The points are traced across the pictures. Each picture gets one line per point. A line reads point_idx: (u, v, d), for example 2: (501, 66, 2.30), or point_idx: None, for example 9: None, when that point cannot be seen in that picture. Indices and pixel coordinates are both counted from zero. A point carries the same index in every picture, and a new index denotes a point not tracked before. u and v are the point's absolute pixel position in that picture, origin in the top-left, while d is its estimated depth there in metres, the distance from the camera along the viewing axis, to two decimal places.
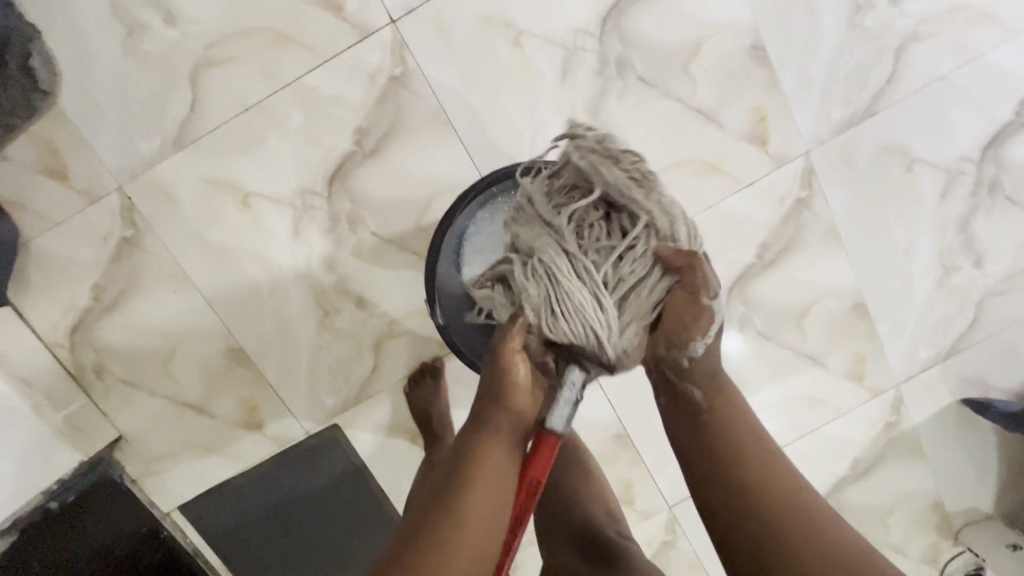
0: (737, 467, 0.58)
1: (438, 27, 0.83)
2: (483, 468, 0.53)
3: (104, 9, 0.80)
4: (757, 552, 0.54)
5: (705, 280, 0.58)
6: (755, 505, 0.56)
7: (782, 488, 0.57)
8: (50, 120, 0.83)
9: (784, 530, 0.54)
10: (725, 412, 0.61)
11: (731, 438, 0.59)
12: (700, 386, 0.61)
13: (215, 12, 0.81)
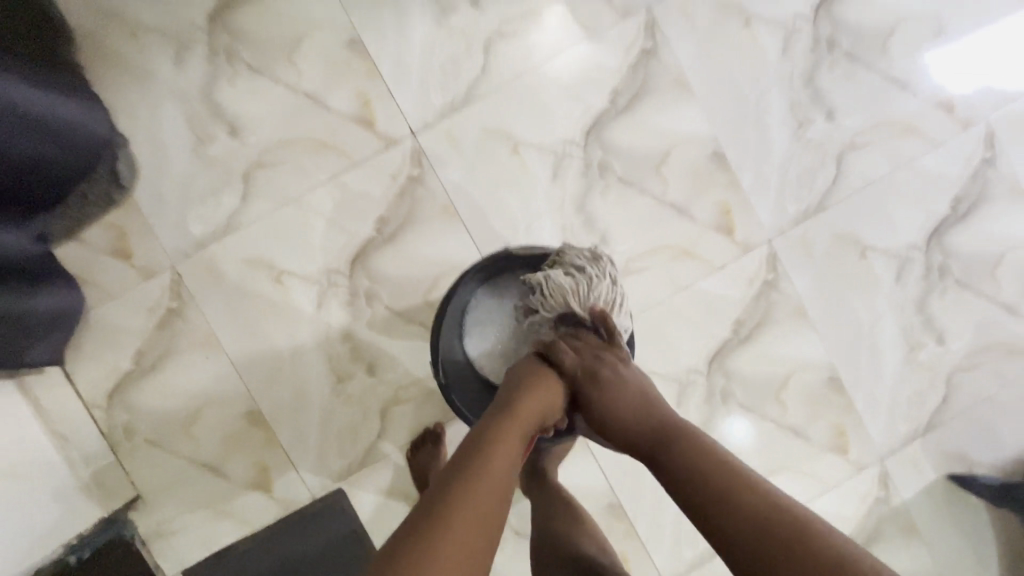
0: (713, 489, 0.61)
1: (450, 138, 1.01)
2: (484, 460, 0.61)
3: (178, 122, 0.98)
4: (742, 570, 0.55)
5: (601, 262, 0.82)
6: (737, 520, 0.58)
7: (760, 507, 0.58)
8: (122, 210, 0.98)
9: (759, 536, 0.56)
10: (694, 445, 0.65)
11: (704, 453, 0.64)
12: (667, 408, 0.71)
13: (268, 126, 0.99)
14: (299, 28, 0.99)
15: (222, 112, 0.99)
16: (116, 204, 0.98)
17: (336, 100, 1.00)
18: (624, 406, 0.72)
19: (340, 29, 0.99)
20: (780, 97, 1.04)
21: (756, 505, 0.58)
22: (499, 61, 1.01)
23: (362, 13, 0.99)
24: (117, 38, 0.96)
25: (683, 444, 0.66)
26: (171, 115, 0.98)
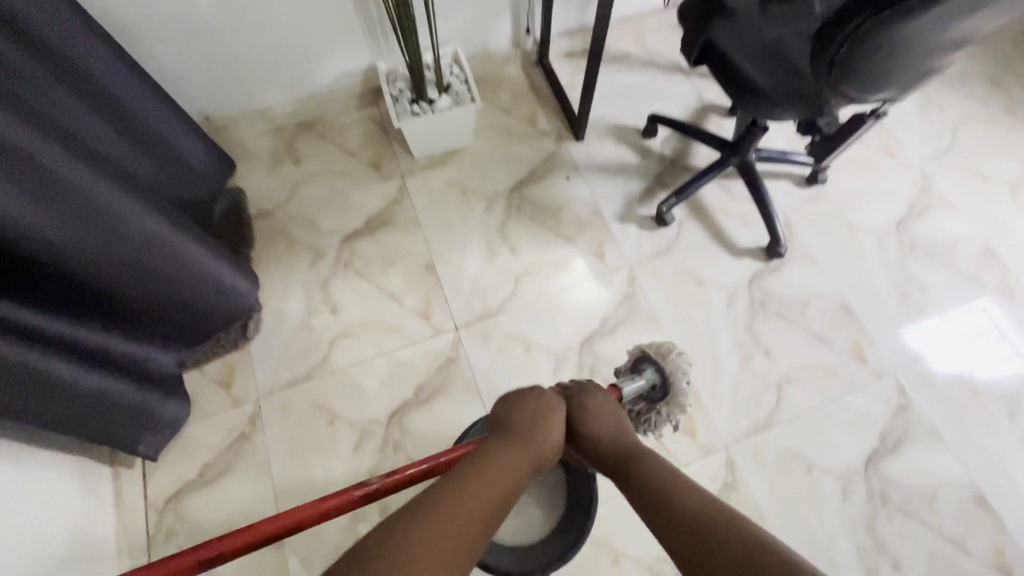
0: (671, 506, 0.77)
1: (482, 335, 1.39)
2: (482, 467, 0.78)
3: (297, 300, 1.41)
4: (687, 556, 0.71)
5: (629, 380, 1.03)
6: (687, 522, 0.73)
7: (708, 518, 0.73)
8: (237, 353, 1.34)
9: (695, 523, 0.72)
10: (655, 467, 0.83)
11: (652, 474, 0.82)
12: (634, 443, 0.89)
13: (357, 310, 1.41)
14: (395, 253, 1.48)
15: (329, 297, 1.42)
16: (235, 348, 1.35)
17: (408, 299, 1.42)
18: (601, 439, 0.90)
19: (422, 256, 1.48)
20: (728, 336, 1.40)
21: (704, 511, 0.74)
22: (525, 288, 1.44)
23: (438, 248, 1.49)
24: (278, 245, 1.47)
25: (653, 468, 0.83)
26: (294, 295, 1.42)
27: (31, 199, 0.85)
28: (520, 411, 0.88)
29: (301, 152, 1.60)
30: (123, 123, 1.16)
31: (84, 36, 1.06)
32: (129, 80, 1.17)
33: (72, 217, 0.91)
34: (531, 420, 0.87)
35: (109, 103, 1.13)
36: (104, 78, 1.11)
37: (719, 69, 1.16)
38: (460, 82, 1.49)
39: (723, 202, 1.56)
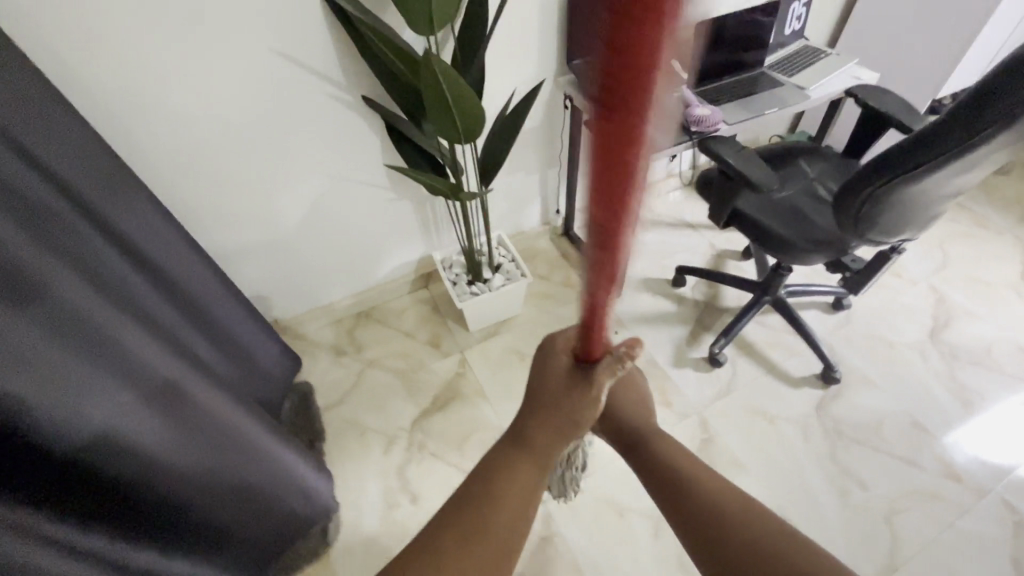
0: (716, 543, 0.60)
1: (571, 504, 1.33)
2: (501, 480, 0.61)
3: (375, 493, 1.37)
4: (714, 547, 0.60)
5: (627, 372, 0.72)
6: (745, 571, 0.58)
7: (769, 550, 0.58)
8: (318, 563, 1.26)
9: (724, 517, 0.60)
10: (665, 456, 0.67)
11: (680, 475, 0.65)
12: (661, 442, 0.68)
13: (437, 494, 1.36)
14: (467, 428, 1.48)
15: (407, 485, 1.38)
16: (315, 558, 1.26)
17: None
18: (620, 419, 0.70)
19: (494, 427, 1.48)
20: (816, 471, 1.38)
21: (760, 543, 0.58)
22: (602, 446, 1.43)
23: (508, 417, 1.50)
24: (350, 436, 1.47)
25: (664, 449, 0.67)
26: (371, 488, 1.38)
27: (152, 420, 0.86)
28: (552, 382, 0.61)
29: (362, 340, 1.70)
30: (228, 337, 1.26)
31: (207, 271, 1.20)
32: (237, 300, 1.29)
33: (183, 433, 0.91)
34: (572, 383, 0.59)
35: (221, 320, 1.23)
36: (218, 300, 1.22)
37: (749, 227, 1.32)
38: (508, 261, 1.66)
39: (765, 337, 1.66)
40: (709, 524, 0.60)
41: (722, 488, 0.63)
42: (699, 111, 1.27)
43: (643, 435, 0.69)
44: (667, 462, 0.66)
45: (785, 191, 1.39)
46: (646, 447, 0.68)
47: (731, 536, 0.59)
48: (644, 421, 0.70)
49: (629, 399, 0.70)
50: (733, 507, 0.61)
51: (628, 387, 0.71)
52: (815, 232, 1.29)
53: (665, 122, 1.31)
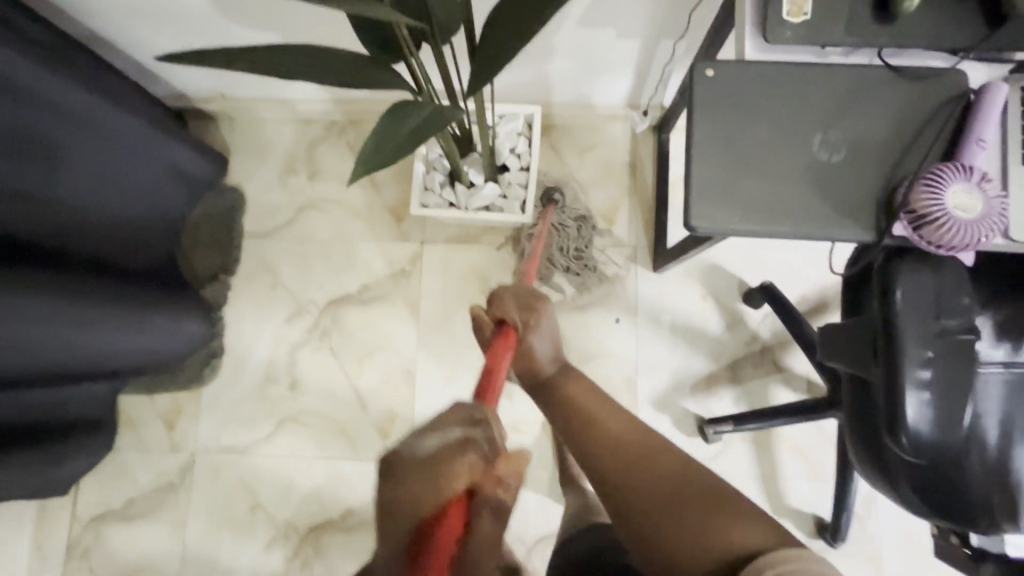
0: (643, 496, 0.62)
1: None
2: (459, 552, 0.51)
3: (261, 359, 1.26)
4: (656, 527, 0.60)
5: (539, 299, 0.75)
6: (662, 544, 0.59)
7: (668, 483, 0.62)
8: (188, 395, 1.26)
9: (670, 497, 0.61)
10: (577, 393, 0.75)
11: (607, 441, 0.68)
12: (568, 386, 0.76)
13: (318, 394, 1.24)
14: (379, 342, 1.25)
15: (292, 368, 1.25)
16: (187, 387, 1.26)
17: (373, 404, 1.23)
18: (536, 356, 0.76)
19: (408, 358, 1.24)
20: None
21: (675, 488, 0.62)
22: None
23: (425, 354, 1.24)
24: (261, 283, 1.28)
25: (579, 393, 0.75)
26: (259, 351, 1.26)
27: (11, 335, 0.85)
28: (417, 486, 0.49)
29: (320, 162, 1.31)
30: (108, 189, 1.04)
31: (30, 74, 0.84)
32: (93, 110, 0.95)
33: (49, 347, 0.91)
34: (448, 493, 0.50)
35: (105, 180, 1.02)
36: (64, 125, 0.92)
37: (853, 406, 0.69)
38: (517, 168, 1.09)
39: (800, 439, 1.15)
40: (618, 462, 0.66)
41: (638, 435, 0.67)
42: (951, 193, 0.51)
43: (555, 375, 0.78)
44: (586, 401, 0.73)
45: (986, 368, 0.69)
46: (559, 385, 0.77)
47: (637, 489, 0.63)
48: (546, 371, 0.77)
49: (528, 346, 0.75)
50: (639, 437, 0.67)
51: (552, 329, 0.76)
52: (947, 485, 0.66)
53: (869, 159, 0.56)
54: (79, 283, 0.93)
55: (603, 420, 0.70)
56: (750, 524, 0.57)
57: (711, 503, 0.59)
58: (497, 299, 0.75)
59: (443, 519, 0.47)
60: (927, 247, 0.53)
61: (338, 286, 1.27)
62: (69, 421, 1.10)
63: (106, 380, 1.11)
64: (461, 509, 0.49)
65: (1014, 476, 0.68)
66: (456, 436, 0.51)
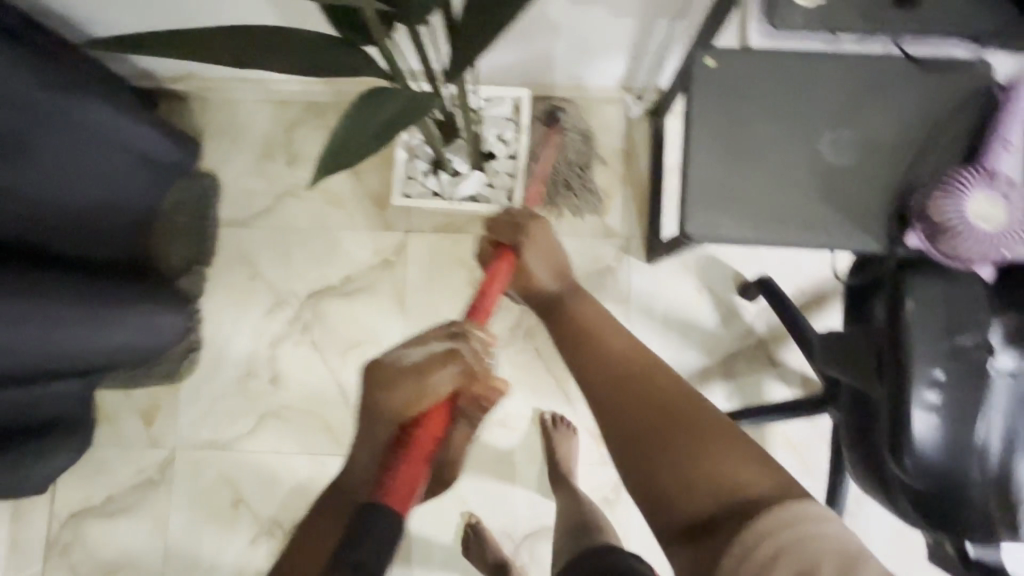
0: (639, 410, 0.57)
1: None
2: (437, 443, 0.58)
3: (241, 353, 1.22)
4: (650, 450, 0.55)
5: (530, 213, 0.78)
6: (653, 464, 0.54)
7: (669, 400, 0.57)
8: (166, 390, 1.22)
9: (672, 417, 0.56)
10: (580, 309, 0.70)
11: (613, 354, 0.62)
12: (574, 301, 0.72)
13: (301, 389, 1.20)
14: (363, 335, 1.21)
15: (273, 361, 1.21)
16: (165, 381, 1.22)
17: (357, 398, 1.20)
18: (535, 268, 0.75)
19: (393, 351, 1.20)
20: None
21: (665, 406, 0.57)
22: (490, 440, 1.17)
23: None
24: (239, 273, 1.23)
25: (579, 307, 0.71)
26: (239, 345, 1.22)
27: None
28: (404, 395, 0.56)
29: (298, 146, 1.25)
30: (75, 182, 0.97)
31: None
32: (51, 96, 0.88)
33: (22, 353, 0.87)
34: (416, 381, 0.56)
35: (73, 173, 0.97)
36: (26, 110, 0.86)
37: (853, 416, 0.66)
38: (504, 156, 1.03)
39: (793, 435, 1.12)
40: (615, 376, 0.60)
41: (641, 350, 0.63)
42: (973, 200, 0.48)
43: (554, 297, 0.74)
44: (587, 321, 0.68)
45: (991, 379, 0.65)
46: (566, 305, 0.71)
47: (638, 402, 0.58)
48: (548, 287, 0.75)
49: (526, 259, 0.75)
50: (645, 353, 0.62)
51: (549, 243, 0.76)
52: (949, 501, 0.64)
53: (880, 160, 0.53)
54: (47, 280, 0.88)
55: (604, 335, 0.65)
56: (751, 466, 0.53)
57: (713, 434, 0.54)
58: (493, 225, 0.79)
59: (427, 420, 0.57)
60: (946, 259, 0.49)
61: (320, 277, 1.22)
62: (42, 419, 1.06)
63: (77, 378, 1.05)
64: (444, 412, 0.58)
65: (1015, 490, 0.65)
66: (441, 348, 0.58)
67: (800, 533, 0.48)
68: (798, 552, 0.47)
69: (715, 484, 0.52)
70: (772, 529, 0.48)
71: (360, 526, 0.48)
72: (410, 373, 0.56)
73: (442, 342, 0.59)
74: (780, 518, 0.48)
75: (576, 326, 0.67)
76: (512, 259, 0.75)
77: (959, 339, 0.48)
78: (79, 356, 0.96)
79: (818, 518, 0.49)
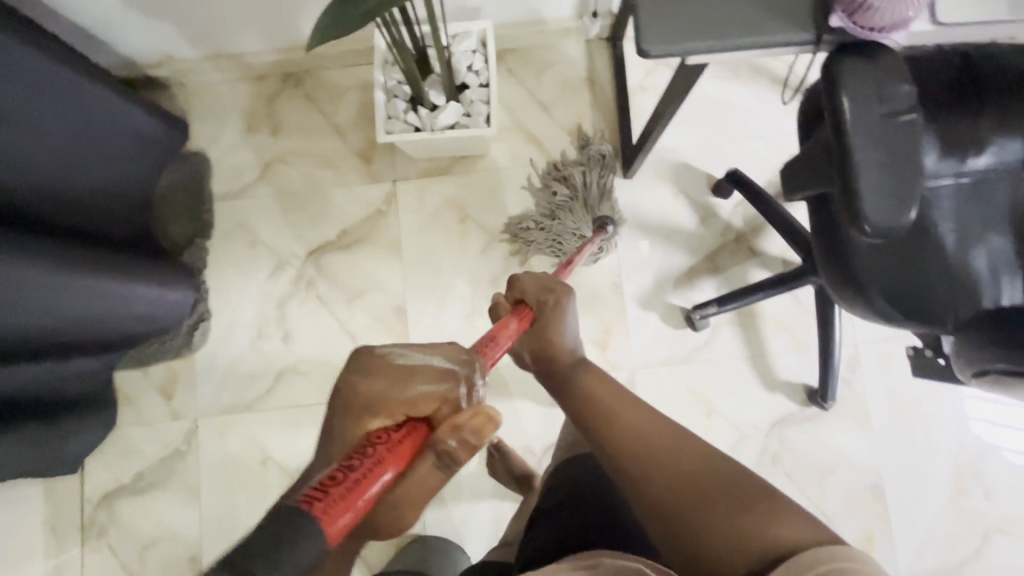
0: (672, 487, 0.58)
1: None
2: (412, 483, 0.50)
3: (250, 317, 1.26)
4: (690, 525, 0.55)
5: (557, 283, 0.78)
6: (699, 537, 0.54)
7: (692, 471, 0.59)
8: (182, 363, 1.26)
9: (704, 490, 0.57)
10: (598, 383, 0.72)
11: (632, 430, 0.64)
12: (590, 374, 0.74)
13: (313, 344, 1.25)
14: (367, 283, 1.26)
15: (283, 320, 1.26)
16: (180, 355, 1.26)
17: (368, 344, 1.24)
18: (553, 332, 0.76)
19: (397, 295, 1.26)
20: None
21: (688, 479, 0.58)
22: (501, 363, 1.22)
23: (413, 289, 1.26)
24: (239, 242, 1.28)
25: (592, 384, 0.72)
26: (247, 310, 1.26)
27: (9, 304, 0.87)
28: (381, 388, 0.54)
29: (280, 116, 1.30)
30: (83, 160, 1.03)
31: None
32: (65, 76, 0.93)
33: (45, 315, 0.93)
34: (393, 374, 0.55)
35: (82, 154, 1.02)
36: (37, 95, 0.91)
37: (822, 235, 0.74)
38: (477, 85, 1.10)
39: (782, 315, 1.20)
40: (642, 448, 0.62)
41: (658, 424, 0.64)
42: None
43: (574, 369, 0.75)
44: (601, 397, 0.69)
45: (938, 182, 0.73)
46: (575, 381, 0.73)
47: (668, 473, 0.59)
48: (572, 357, 0.76)
49: (552, 322, 0.76)
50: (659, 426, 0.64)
51: (572, 311, 0.78)
52: (915, 292, 0.71)
53: None
54: (72, 249, 0.94)
55: (620, 415, 0.66)
56: (783, 519, 0.52)
57: (738, 495, 0.55)
58: (515, 284, 0.79)
59: (395, 438, 0.51)
60: (864, 33, 0.59)
61: (317, 235, 1.27)
62: (69, 395, 1.09)
63: (100, 354, 1.10)
64: (418, 436, 0.53)
65: (975, 276, 0.72)
66: (439, 366, 0.57)
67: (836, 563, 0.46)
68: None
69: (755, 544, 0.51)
70: (818, 558, 0.47)
71: (271, 534, 0.37)
72: (392, 373, 0.55)
73: (443, 357, 0.58)
74: (826, 553, 0.47)
75: (596, 407, 0.68)
76: (529, 317, 0.75)
77: (884, 109, 0.56)
78: (91, 321, 1.01)
79: (855, 553, 0.47)
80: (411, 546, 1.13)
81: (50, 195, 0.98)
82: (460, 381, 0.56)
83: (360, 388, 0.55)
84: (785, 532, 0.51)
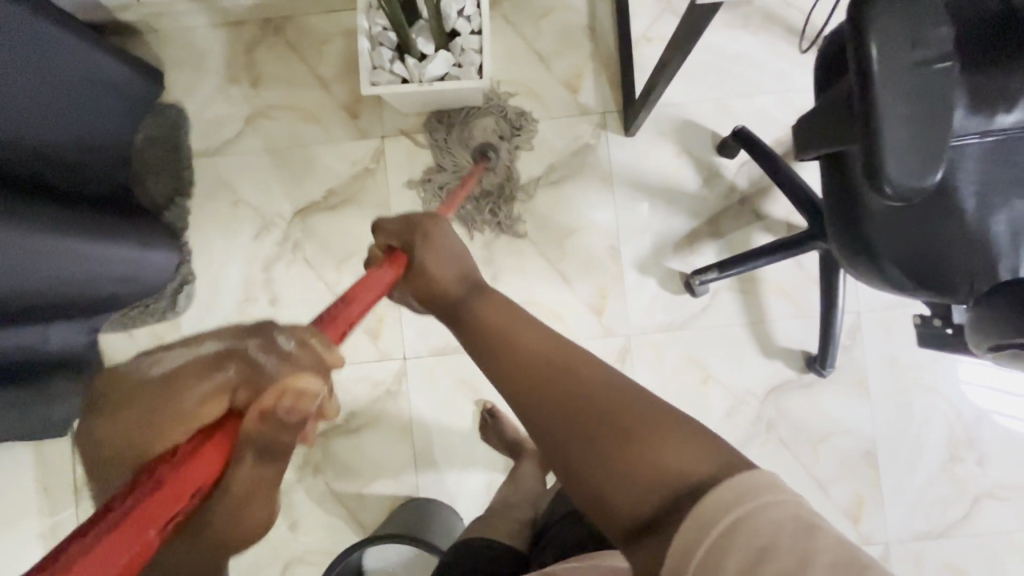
0: (556, 411, 0.45)
1: (429, 374, 1.20)
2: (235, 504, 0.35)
3: (236, 281, 1.22)
4: (579, 452, 0.43)
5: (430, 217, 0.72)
6: (592, 469, 0.43)
7: (585, 388, 0.46)
8: (167, 327, 1.23)
9: (594, 414, 0.44)
10: (487, 298, 0.60)
11: (516, 348, 0.51)
12: (473, 295, 0.62)
13: (301, 308, 1.21)
14: (356, 245, 1.21)
15: (270, 283, 1.22)
16: (165, 319, 1.22)
17: None
18: (430, 264, 0.67)
19: None
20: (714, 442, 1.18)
21: (577, 404, 0.45)
22: None
23: None
24: (221, 202, 1.22)
25: (484, 304, 0.59)
26: (232, 274, 1.22)
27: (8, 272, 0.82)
28: (127, 406, 0.35)
29: (260, 66, 1.22)
30: (64, 117, 0.96)
31: None
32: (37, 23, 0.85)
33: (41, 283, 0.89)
34: (140, 385, 0.35)
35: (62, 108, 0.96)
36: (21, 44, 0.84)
37: (834, 195, 0.69)
38: (468, 32, 1.02)
39: (784, 281, 1.16)
40: (526, 369, 0.49)
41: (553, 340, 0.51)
42: None
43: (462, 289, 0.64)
44: (487, 316, 0.57)
45: (963, 140, 0.67)
46: (467, 307, 0.60)
47: (557, 394, 0.46)
48: (458, 278, 0.66)
49: (429, 258, 0.67)
50: (543, 339, 0.51)
51: (451, 241, 0.70)
52: (929, 257, 0.67)
53: None
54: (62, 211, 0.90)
55: (511, 334, 0.52)
56: (692, 448, 0.41)
57: (638, 419, 0.43)
58: (383, 227, 0.73)
59: (187, 454, 0.35)
60: None
61: (303, 195, 1.22)
62: (57, 361, 1.06)
63: (83, 318, 1.07)
64: (226, 442, 0.36)
65: (994, 242, 0.68)
66: (211, 344, 0.37)
67: (750, 506, 0.36)
68: (752, 529, 0.35)
69: (653, 476, 0.40)
70: (724, 504, 0.37)
71: None
72: (147, 390, 0.35)
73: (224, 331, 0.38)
74: (736, 487, 0.37)
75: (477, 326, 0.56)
76: (401, 263, 0.68)
77: (918, 56, 0.50)
78: (77, 286, 0.97)
79: (772, 484, 0.37)
80: (404, 508, 1.14)
81: (37, 155, 0.92)
82: (242, 349, 0.38)
83: (93, 421, 0.35)
84: (682, 459, 0.41)
